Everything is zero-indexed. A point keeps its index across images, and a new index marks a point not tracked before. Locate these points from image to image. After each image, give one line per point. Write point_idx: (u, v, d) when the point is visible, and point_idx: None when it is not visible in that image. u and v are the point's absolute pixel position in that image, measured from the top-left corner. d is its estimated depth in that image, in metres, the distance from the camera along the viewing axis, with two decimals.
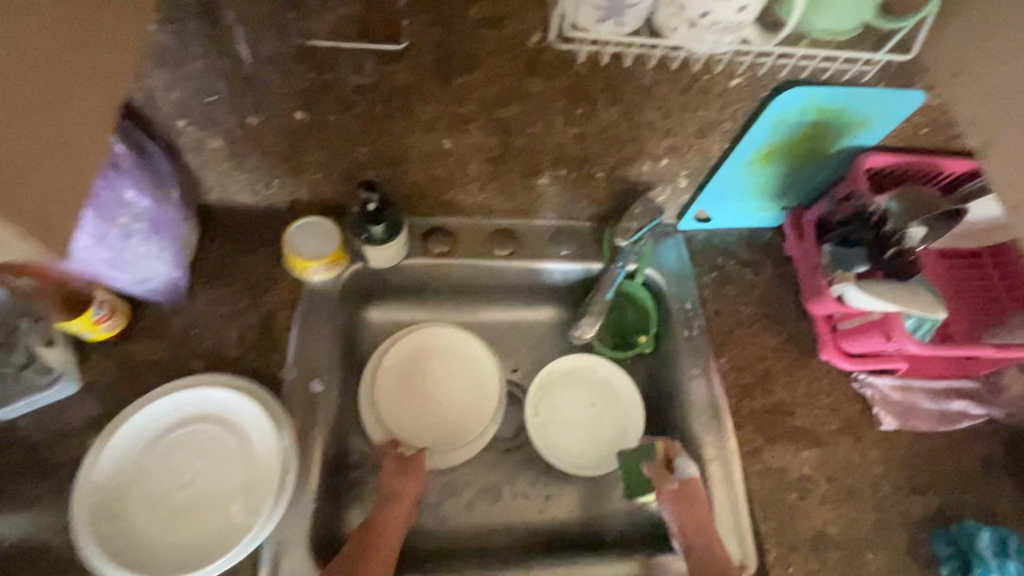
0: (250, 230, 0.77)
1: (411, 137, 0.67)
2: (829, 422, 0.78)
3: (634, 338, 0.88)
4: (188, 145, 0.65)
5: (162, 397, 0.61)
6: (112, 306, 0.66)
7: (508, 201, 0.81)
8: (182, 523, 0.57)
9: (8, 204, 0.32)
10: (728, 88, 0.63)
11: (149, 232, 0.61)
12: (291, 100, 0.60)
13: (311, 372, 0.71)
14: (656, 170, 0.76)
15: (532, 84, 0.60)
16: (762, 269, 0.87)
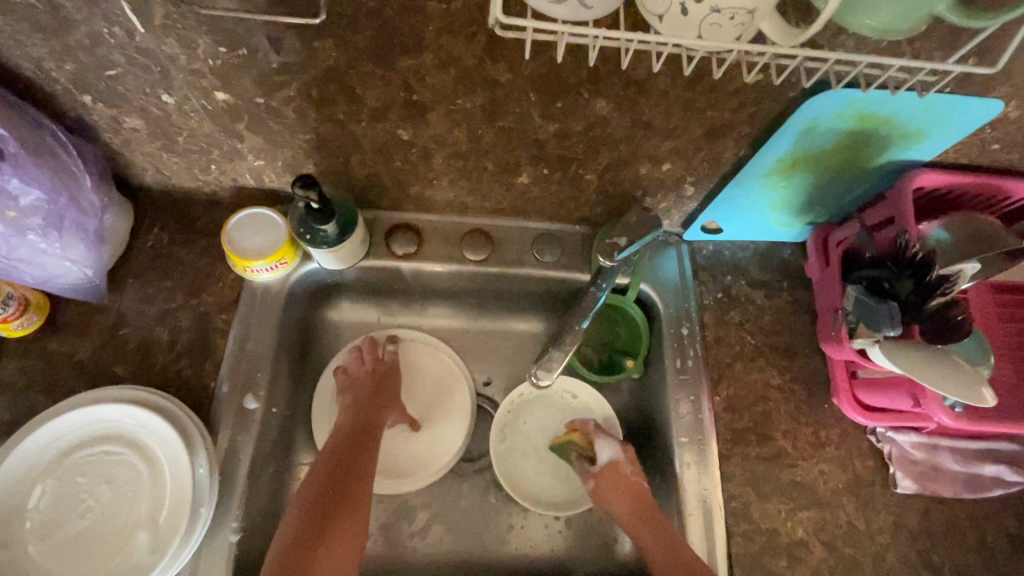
0: (192, 218, 0.69)
1: (361, 126, 0.56)
2: (833, 478, 0.67)
3: (621, 360, 0.77)
4: (102, 124, 0.56)
5: (65, 415, 0.55)
6: (22, 302, 0.60)
7: (484, 200, 0.71)
8: (80, 556, 0.52)
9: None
10: (745, 85, 0.50)
11: (48, 228, 0.55)
12: (208, 79, 0.50)
13: (247, 384, 0.64)
14: (656, 175, 0.64)
15: (496, 70, 0.49)
16: (776, 293, 0.76)
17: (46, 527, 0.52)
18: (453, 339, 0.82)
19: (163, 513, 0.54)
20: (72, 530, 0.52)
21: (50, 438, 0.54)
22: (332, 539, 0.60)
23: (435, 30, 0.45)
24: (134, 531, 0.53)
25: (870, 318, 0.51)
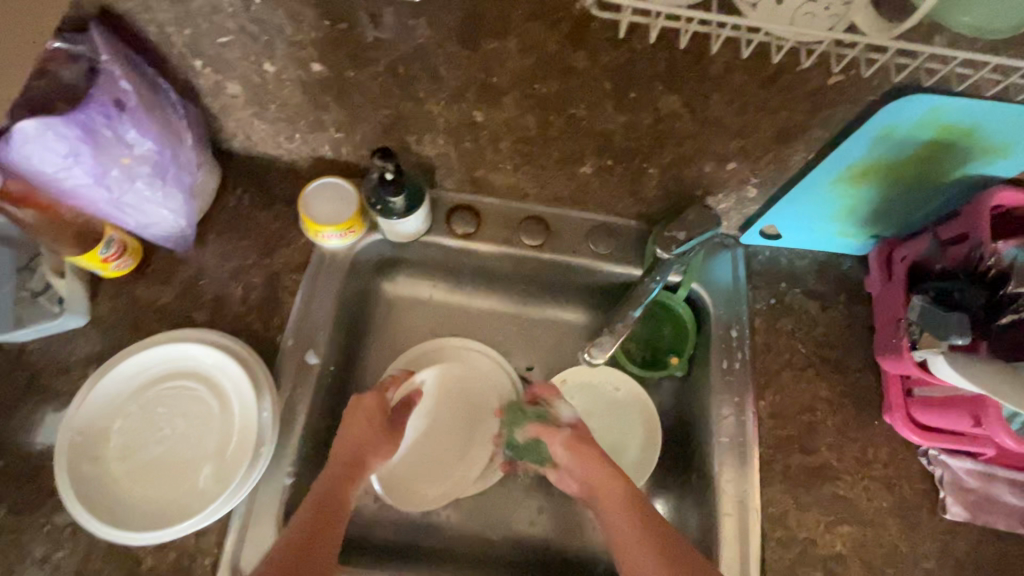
0: (270, 183, 0.74)
1: (438, 105, 0.59)
2: (878, 497, 0.66)
3: (665, 358, 0.78)
4: (206, 88, 0.61)
5: (152, 349, 0.60)
6: (120, 245, 0.64)
7: (544, 188, 0.72)
8: (155, 480, 0.56)
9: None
10: (824, 86, 0.50)
11: (151, 179, 0.59)
12: (307, 50, 0.54)
13: (309, 341, 0.68)
14: (719, 174, 0.65)
15: (576, 57, 0.50)
16: (832, 305, 0.74)
17: (127, 448, 0.57)
18: (498, 323, 0.84)
19: (230, 447, 0.58)
20: (149, 454, 0.57)
21: (137, 370, 0.59)
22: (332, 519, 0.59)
23: (522, 15, 0.47)
24: (203, 462, 0.58)
25: (934, 325, 0.50)
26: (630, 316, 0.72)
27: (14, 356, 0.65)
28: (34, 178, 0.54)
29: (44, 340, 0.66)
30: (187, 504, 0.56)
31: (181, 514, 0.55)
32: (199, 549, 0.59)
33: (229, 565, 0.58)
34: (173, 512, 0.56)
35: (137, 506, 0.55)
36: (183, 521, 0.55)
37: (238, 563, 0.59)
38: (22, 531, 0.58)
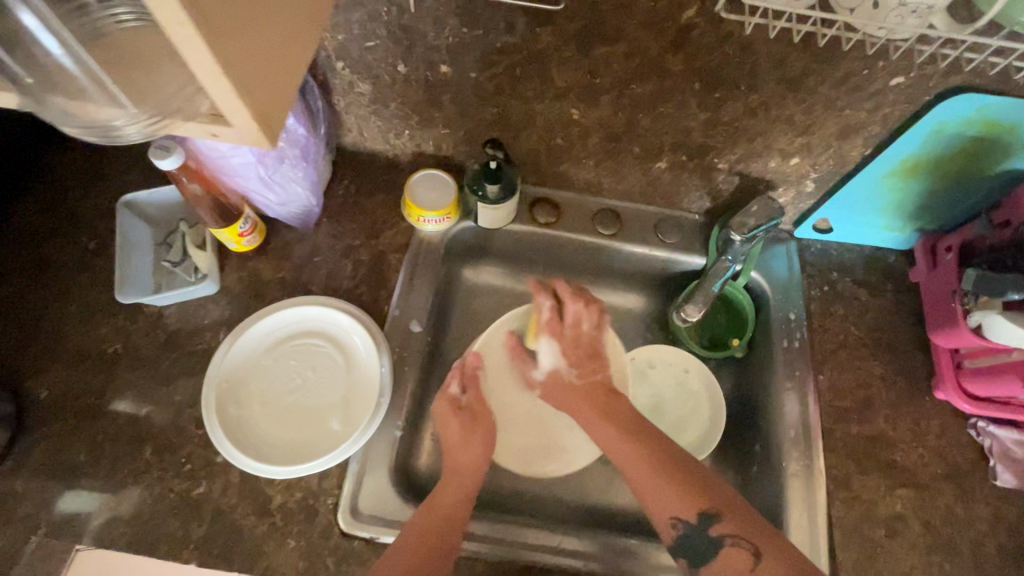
0: (373, 175, 0.83)
1: (542, 104, 0.68)
2: (933, 464, 0.72)
3: (725, 340, 0.85)
4: (339, 87, 0.71)
5: (285, 310, 0.68)
6: (254, 223, 0.73)
7: (619, 183, 0.81)
8: (290, 423, 0.65)
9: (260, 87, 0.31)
10: (885, 87, 0.59)
11: (296, 160, 0.68)
12: (441, 54, 0.63)
13: (412, 312, 0.75)
14: (782, 169, 0.73)
15: (674, 61, 0.60)
16: (880, 293, 0.81)
17: (265, 394, 0.66)
18: None
19: (354, 395, 0.67)
20: (284, 400, 0.66)
21: (272, 327, 0.68)
22: (440, 509, 0.62)
23: (634, 25, 0.57)
24: (330, 407, 0.66)
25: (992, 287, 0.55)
26: (710, 291, 0.78)
27: (152, 318, 0.73)
28: (208, 155, 0.63)
29: (179, 305, 0.74)
30: (319, 442, 0.64)
31: (315, 449, 0.63)
32: (322, 490, 0.65)
33: (348, 505, 0.64)
34: (306, 449, 0.64)
35: (275, 443, 0.63)
36: (316, 458, 0.63)
37: (356, 506, 0.64)
38: (165, 470, 0.65)
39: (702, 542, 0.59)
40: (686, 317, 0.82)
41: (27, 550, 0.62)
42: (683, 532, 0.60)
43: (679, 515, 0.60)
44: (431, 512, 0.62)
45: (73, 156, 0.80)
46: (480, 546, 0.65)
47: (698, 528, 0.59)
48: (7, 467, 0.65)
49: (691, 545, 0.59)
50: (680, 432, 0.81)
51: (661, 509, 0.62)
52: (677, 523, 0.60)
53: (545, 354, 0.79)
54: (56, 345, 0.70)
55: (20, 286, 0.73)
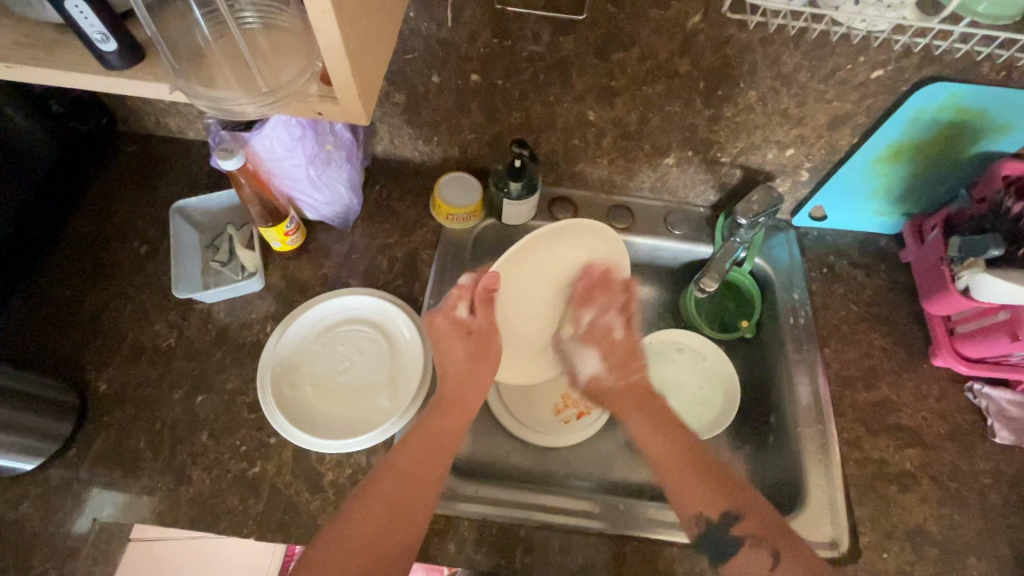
0: (403, 180, 0.90)
1: (562, 107, 0.76)
2: (936, 425, 0.77)
3: (735, 323, 0.91)
4: (376, 98, 0.78)
5: (331, 299, 0.75)
6: (298, 223, 0.79)
7: (631, 180, 0.88)
8: (340, 401, 0.70)
9: (361, 65, 0.37)
10: (867, 80, 0.67)
11: (340, 161, 0.74)
12: (472, 63, 0.71)
13: (446, 302, 0.81)
14: (779, 161, 0.81)
15: (681, 63, 0.68)
16: (875, 273, 0.88)
17: (315, 377, 0.71)
18: None
19: (397, 375, 0.72)
20: (333, 381, 0.71)
21: (320, 315, 0.74)
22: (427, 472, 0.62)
23: (646, 31, 0.65)
24: (375, 387, 0.71)
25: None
26: (721, 267, 0.85)
27: (204, 314, 0.78)
28: (264, 158, 0.69)
29: (228, 301, 0.79)
30: (368, 418, 0.69)
31: (364, 425, 0.69)
32: (371, 466, 0.68)
33: None
34: (356, 426, 0.69)
35: (328, 421, 0.69)
36: (366, 431, 0.68)
37: None
38: (222, 452, 0.69)
39: (723, 540, 0.63)
40: (705, 289, 0.88)
41: (94, 532, 0.65)
42: (707, 532, 0.63)
43: (705, 513, 0.64)
44: (409, 471, 0.61)
45: (128, 175, 0.88)
46: (484, 504, 0.71)
47: (722, 526, 0.63)
48: (72, 455, 0.68)
49: (710, 537, 0.63)
50: (685, 418, 0.85)
51: (687, 505, 0.65)
52: (700, 521, 0.64)
53: (589, 360, 0.81)
54: (115, 341, 0.75)
55: (81, 289, 0.78)
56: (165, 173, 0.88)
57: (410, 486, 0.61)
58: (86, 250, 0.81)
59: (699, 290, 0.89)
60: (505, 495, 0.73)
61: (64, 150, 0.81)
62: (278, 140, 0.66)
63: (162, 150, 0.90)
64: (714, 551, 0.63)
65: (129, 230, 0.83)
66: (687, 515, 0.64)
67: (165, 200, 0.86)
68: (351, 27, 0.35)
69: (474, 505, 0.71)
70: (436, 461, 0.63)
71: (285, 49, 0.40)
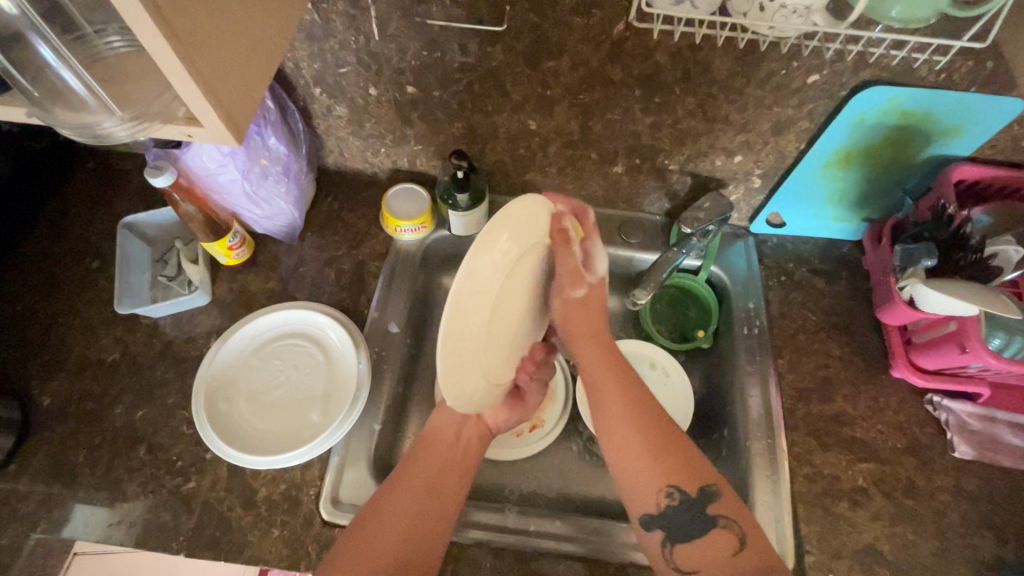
0: (355, 192, 0.90)
1: (502, 116, 0.75)
2: (893, 439, 0.74)
3: (692, 333, 0.89)
4: (318, 111, 0.78)
5: (272, 314, 0.76)
6: (242, 237, 0.79)
7: (582, 188, 0.87)
8: (276, 416, 0.71)
9: (223, 88, 0.37)
10: (805, 84, 0.65)
11: (278, 176, 0.75)
12: (406, 75, 0.71)
13: (391, 314, 0.80)
14: (729, 167, 0.79)
15: (614, 70, 0.67)
16: (836, 280, 0.86)
17: (253, 391, 0.72)
18: None
19: (333, 389, 0.72)
20: (270, 395, 0.72)
21: (262, 329, 0.76)
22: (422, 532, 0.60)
23: (572, 39, 0.64)
24: (311, 400, 0.72)
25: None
26: (659, 279, 0.81)
27: (149, 328, 0.78)
28: (198, 173, 0.70)
29: (174, 315, 0.79)
30: (302, 432, 0.70)
31: (297, 438, 0.69)
32: (305, 482, 0.68)
33: (329, 493, 0.67)
34: (289, 440, 0.69)
35: (261, 436, 0.69)
36: (296, 447, 0.68)
37: (337, 495, 0.67)
38: (158, 467, 0.69)
39: (700, 518, 0.57)
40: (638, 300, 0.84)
41: (29, 547, 0.66)
42: (665, 511, 0.57)
43: (675, 483, 0.57)
44: (407, 531, 0.59)
45: (84, 190, 0.89)
46: (481, 529, 0.70)
47: (696, 505, 0.56)
48: (12, 469, 0.69)
49: (683, 515, 0.57)
50: None
51: (647, 486, 0.57)
52: (671, 491, 0.57)
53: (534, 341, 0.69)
54: (61, 356, 0.76)
55: (30, 304, 0.79)
56: (120, 188, 0.89)
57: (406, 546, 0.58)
58: (38, 265, 0.82)
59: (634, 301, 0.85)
60: (492, 517, 0.72)
61: (18, 168, 0.82)
62: (209, 155, 0.67)
63: (119, 165, 0.91)
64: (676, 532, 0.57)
65: (81, 246, 0.84)
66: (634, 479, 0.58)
67: (118, 215, 0.87)
68: (201, 53, 0.34)
69: (467, 530, 0.70)
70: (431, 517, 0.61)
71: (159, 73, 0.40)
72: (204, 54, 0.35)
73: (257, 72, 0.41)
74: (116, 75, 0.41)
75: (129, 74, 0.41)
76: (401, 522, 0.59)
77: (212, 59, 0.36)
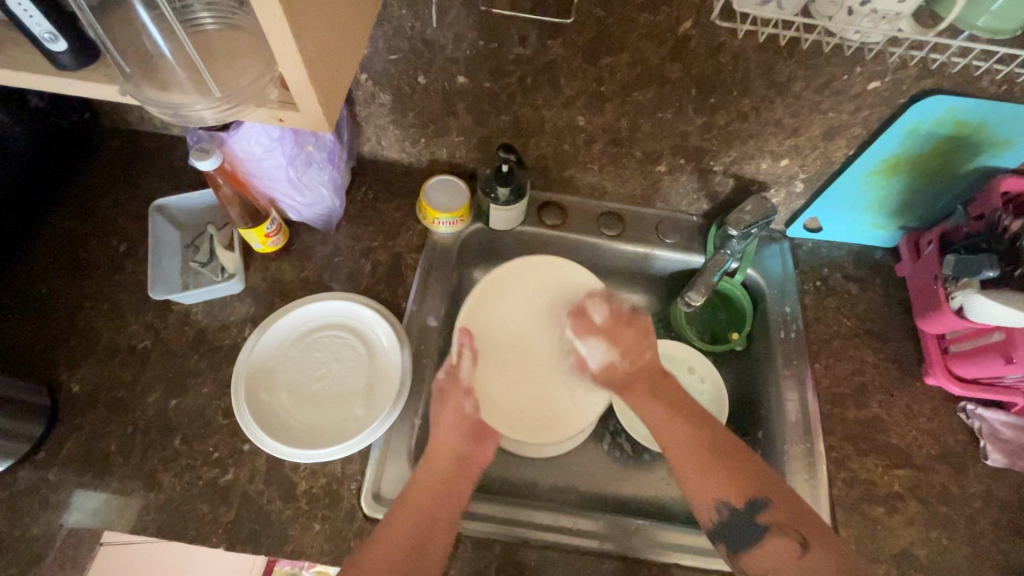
0: (390, 182, 0.88)
1: (551, 111, 0.74)
2: (927, 445, 0.75)
3: (725, 335, 0.89)
4: (361, 98, 0.76)
5: (312, 304, 0.75)
6: (279, 224, 0.77)
7: (621, 187, 0.86)
8: (316, 408, 0.70)
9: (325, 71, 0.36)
10: (864, 90, 0.65)
11: (321, 164, 0.73)
12: (459, 65, 0.69)
13: (429, 308, 0.79)
14: (773, 171, 0.79)
15: (672, 69, 0.66)
16: (870, 287, 0.86)
17: (293, 382, 0.71)
18: None
19: (374, 383, 0.71)
20: (310, 386, 0.71)
21: (301, 320, 0.75)
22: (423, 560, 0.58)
23: (635, 35, 0.63)
24: (351, 394, 0.71)
25: (970, 268, 0.63)
26: (710, 281, 0.82)
27: (181, 315, 0.76)
28: (243, 157, 0.68)
29: (206, 303, 0.77)
30: (342, 426, 0.69)
31: (338, 433, 0.68)
32: (345, 476, 0.67)
33: (370, 489, 0.66)
34: (329, 434, 0.68)
35: (301, 430, 0.68)
36: (339, 441, 0.67)
37: (378, 491, 0.66)
38: (194, 458, 0.67)
39: (749, 528, 0.59)
40: (690, 303, 0.85)
41: (60, 537, 0.64)
42: (726, 520, 0.60)
43: (727, 497, 0.60)
44: (412, 551, 0.58)
45: (110, 170, 0.86)
46: (475, 521, 0.69)
47: (745, 514, 0.59)
48: (41, 457, 0.67)
49: (732, 526, 0.60)
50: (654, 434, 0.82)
51: (707, 489, 0.61)
52: (722, 507, 0.60)
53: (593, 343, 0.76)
54: (90, 341, 0.74)
55: (55, 287, 0.77)
56: (147, 169, 0.86)
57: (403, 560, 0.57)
58: (62, 248, 0.80)
59: (686, 305, 0.87)
60: (489, 509, 0.71)
61: (42, 145, 0.79)
62: (257, 140, 0.65)
63: (144, 145, 0.88)
64: (732, 541, 0.60)
65: (107, 228, 0.82)
66: (693, 486, 0.62)
67: (146, 198, 0.84)
68: (310, 35, 0.33)
69: (472, 522, 0.69)
70: (426, 538, 0.59)
71: (248, 54, 0.39)
72: (313, 35, 0.33)
73: (348, 58, 0.40)
74: (201, 54, 0.40)
75: (215, 52, 0.40)
76: (413, 543, 0.58)
77: (318, 42, 0.35)
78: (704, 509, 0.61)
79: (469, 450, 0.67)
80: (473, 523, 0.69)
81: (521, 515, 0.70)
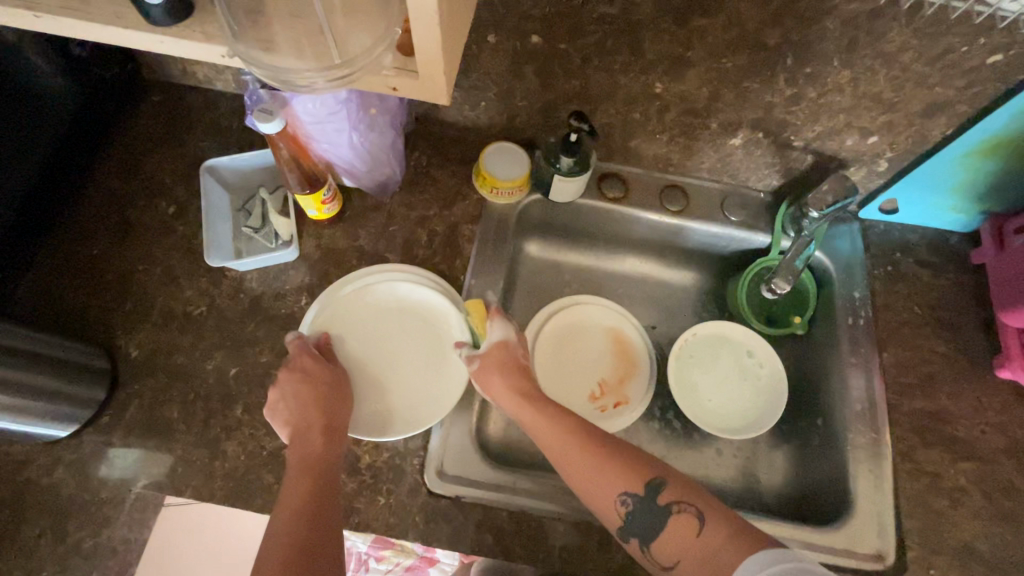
0: (445, 147, 0.84)
1: (628, 76, 0.69)
2: (995, 440, 0.74)
3: (786, 318, 0.86)
4: None
5: (375, 280, 0.73)
6: (335, 191, 0.74)
7: (689, 159, 0.82)
8: (376, 386, 0.70)
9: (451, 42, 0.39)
10: (981, 64, 0.61)
11: (382, 127, 0.68)
12: (535, 24, 0.65)
13: (487, 283, 0.77)
14: (858, 148, 0.74)
15: (771, 34, 0.62)
16: (943, 274, 0.82)
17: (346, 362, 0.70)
18: (630, 289, 0.93)
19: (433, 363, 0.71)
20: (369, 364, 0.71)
21: (361, 296, 0.73)
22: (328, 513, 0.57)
23: None
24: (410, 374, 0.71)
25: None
26: (791, 266, 0.80)
27: (235, 282, 0.74)
28: (303, 119, 0.64)
29: (260, 270, 0.75)
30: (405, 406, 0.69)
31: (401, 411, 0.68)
32: (408, 451, 0.67)
33: (435, 466, 0.66)
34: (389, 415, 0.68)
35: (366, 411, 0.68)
36: (401, 420, 0.67)
37: (442, 466, 0.67)
38: (257, 428, 0.67)
39: (655, 513, 0.56)
40: (775, 291, 0.82)
41: (129, 500, 0.65)
42: (626, 518, 0.57)
43: (627, 490, 0.57)
44: (318, 503, 0.57)
45: (152, 126, 0.82)
46: (474, 487, 0.66)
47: (645, 499, 0.57)
48: (105, 422, 0.67)
49: (639, 516, 0.57)
50: (706, 414, 0.82)
51: (604, 494, 0.58)
52: (626, 499, 0.57)
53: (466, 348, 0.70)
54: (145, 306, 0.72)
55: (106, 249, 0.75)
56: (192, 126, 0.82)
57: (314, 531, 0.55)
58: (109, 207, 0.77)
59: (769, 291, 0.84)
60: (500, 478, 0.67)
61: (88, 98, 0.76)
62: (320, 102, 0.61)
63: (188, 101, 0.84)
64: (641, 533, 0.57)
65: (155, 189, 0.79)
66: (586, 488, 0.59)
67: (193, 157, 0.81)
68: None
69: (519, 499, 0.66)
70: (328, 499, 0.58)
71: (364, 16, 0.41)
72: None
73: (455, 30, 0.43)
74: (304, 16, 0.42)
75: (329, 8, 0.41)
76: (328, 504, 0.57)
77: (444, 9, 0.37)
78: (612, 511, 0.58)
79: (325, 420, 0.63)
80: (521, 499, 0.66)
81: (514, 482, 0.67)
